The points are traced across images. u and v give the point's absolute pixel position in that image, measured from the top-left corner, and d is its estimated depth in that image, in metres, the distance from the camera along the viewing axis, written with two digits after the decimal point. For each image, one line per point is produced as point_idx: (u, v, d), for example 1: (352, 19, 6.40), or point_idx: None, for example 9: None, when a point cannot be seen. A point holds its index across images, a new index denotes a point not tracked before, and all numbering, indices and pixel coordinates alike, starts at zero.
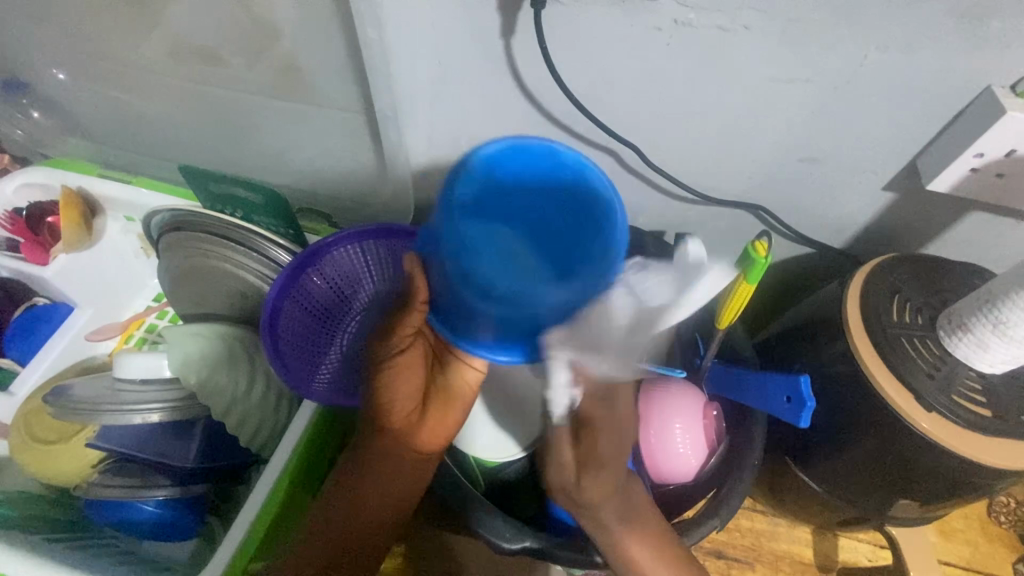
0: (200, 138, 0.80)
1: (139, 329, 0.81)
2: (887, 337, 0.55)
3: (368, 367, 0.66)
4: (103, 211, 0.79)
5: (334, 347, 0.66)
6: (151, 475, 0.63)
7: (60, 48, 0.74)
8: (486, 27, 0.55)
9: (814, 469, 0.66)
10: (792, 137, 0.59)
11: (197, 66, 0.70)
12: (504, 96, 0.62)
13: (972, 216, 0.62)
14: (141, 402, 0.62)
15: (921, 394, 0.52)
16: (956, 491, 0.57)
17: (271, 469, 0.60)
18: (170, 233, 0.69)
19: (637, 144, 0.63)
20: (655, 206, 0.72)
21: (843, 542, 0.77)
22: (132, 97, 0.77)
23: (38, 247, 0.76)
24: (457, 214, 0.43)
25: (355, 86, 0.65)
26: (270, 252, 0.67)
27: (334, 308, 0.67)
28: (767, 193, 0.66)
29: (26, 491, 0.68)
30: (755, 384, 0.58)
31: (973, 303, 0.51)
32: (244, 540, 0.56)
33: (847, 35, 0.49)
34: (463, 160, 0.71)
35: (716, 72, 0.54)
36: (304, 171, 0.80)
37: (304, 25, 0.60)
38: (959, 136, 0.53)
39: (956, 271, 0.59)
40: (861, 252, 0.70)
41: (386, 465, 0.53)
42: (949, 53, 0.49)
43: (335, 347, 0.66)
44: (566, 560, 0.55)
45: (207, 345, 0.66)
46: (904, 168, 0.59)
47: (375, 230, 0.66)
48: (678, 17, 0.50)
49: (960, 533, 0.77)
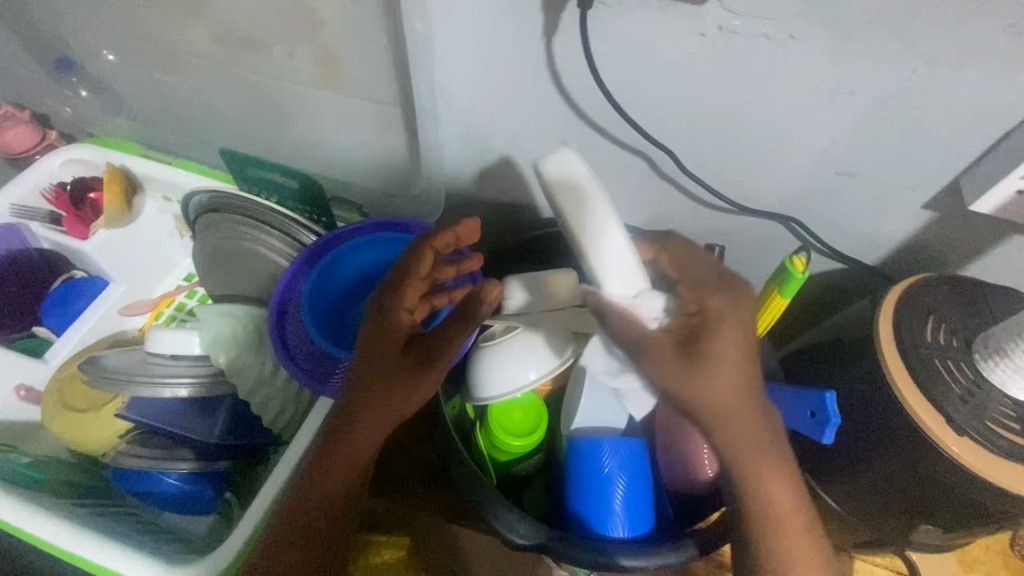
0: (239, 123, 0.82)
1: (169, 307, 0.83)
2: (919, 358, 0.54)
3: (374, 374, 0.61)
4: (142, 189, 0.81)
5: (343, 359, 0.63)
6: (175, 447, 0.64)
7: (111, 30, 0.76)
8: (528, 24, 0.55)
9: (837, 488, 0.65)
10: (832, 150, 0.58)
11: (240, 53, 0.71)
12: (541, 95, 0.62)
13: (1013, 240, 0.61)
14: (172, 376, 0.64)
15: (953, 418, 0.51)
16: (981, 518, 0.55)
17: (298, 444, 0.63)
18: (208, 214, 0.70)
19: (673, 148, 0.63)
20: (684, 213, 0.71)
21: (859, 565, 0.75)
22: (177, 80, 0.79)
23: (79, 222, 0.79)
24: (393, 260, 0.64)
25: (394, 78, 0.66)
26: (302, 238, 0.70)
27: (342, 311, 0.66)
28: (801, 206, 0.65)
29: (52, 455, 0.69)
30: (778, 399, 0.58)
31: (1012, 328, 0.50)
32: (264, 514, 0.59)
33: (897, 48, 0.48)
34: (496, 157, 0.72)
35: (758, 81, 0.54)
36: (337, 161, 0.81)
37: (348, 16, 0.61)
38: (1007, 156, 0.51)
39: (996, 296, 0.58)
40: (894, 270, 0.68)
41: (368, 417, 0.50)
42: (1000, 71, 0.47)
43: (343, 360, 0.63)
44: (582, 561, 0.54)
45: (238, 325, 0.68)
46: (946, 187, 0.58)
47: (358, 229, 0.67)
48: (723, 24, 0.50)
49: (981, 564, 0.75)
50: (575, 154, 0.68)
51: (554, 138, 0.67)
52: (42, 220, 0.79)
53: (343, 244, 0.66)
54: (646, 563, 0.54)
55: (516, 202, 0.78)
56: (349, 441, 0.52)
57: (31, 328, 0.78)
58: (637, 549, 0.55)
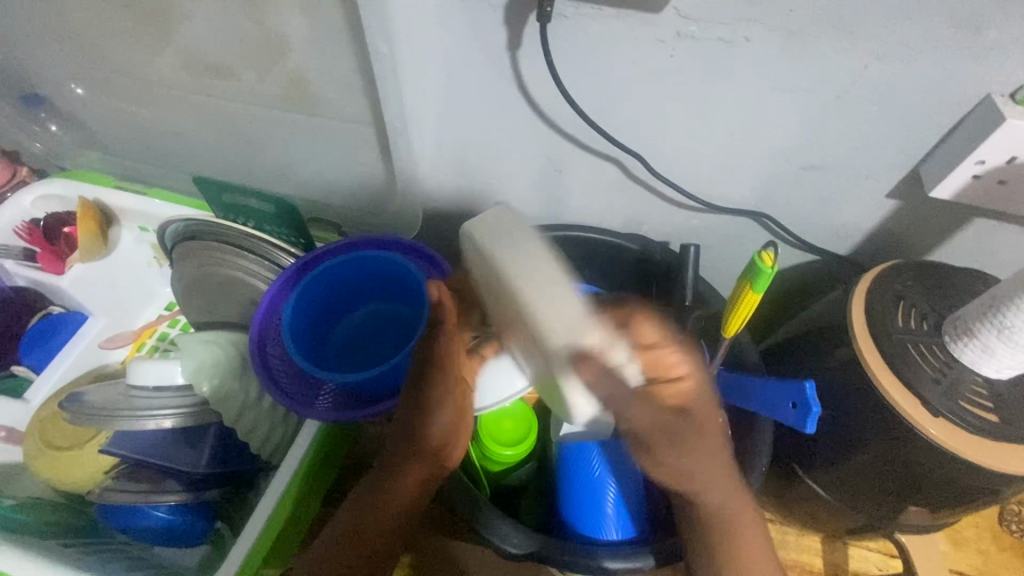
0: (212, 149, 0.82)
1: (151, 337, 0.82)
2: (891, 342, 0.55)
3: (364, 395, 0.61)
4: (118, 221, 0.81)
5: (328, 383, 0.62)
6: (161, 479, 0.64)
7: (80, 65, 0.76)
8: (492, 40, 0.56)
9: (823, 476, 0.66)
10: (794, 146, 0.60)
11: (210, 80, 0.72)
12: (510, 107, 0.63)
13: (975, 224, 0.63)
14: (155, 407, 0.63)
15: (927, 400, 0.53)
16: (964, 496, 0.56)
17: (285, 469, 0.62)
18: (184, 242, 0.70)
19: (642, 153, 0.64)
20: (658, 215, 0.72)
21: (853, 551, 0.76)
22: (148, 111, 0.79)
23: (55, 257, 0.78)
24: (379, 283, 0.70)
25: (364, 96, 0.67)
26: (281, 260, 0.69)
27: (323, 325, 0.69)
28: (770, 202, 0.67)
29: (39, 497, 0.68)
30: (759, 391, 0.59)
31: (978, 308, 0.51)
32: (254, 544, 0.58)
33: (847, 45, 0.50)
34: (470, 170, 0.72)
35: (719, 83, 0.55)
36: (313, 183, 0.81)
37: (315, 40, 0.62)
38: (960, 143, 0.53)
39: (962, 279, 0.59)
40: (864, 259, 0.70)
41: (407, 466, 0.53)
42: (948, 61, 0.49)
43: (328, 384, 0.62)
44: (579, 567, 0.54)
45: (220, 352, 0.67)
46: (906, 175, 0.60)
47: (334, 250, 0.67)
48: (680, 30, 0.52)
49: (971, 542, 0.77)
50: (548, 162, 0.69)
51: (525, 149, 0.68)
52: (16, 257, 0.79)
53: (323, 264, 0.66)
54: (642, 564, 0.54)
55: None
56: (392, 488, 0.53)
57: (10, 367, 0.77)
58: (631, 551, 0.55)
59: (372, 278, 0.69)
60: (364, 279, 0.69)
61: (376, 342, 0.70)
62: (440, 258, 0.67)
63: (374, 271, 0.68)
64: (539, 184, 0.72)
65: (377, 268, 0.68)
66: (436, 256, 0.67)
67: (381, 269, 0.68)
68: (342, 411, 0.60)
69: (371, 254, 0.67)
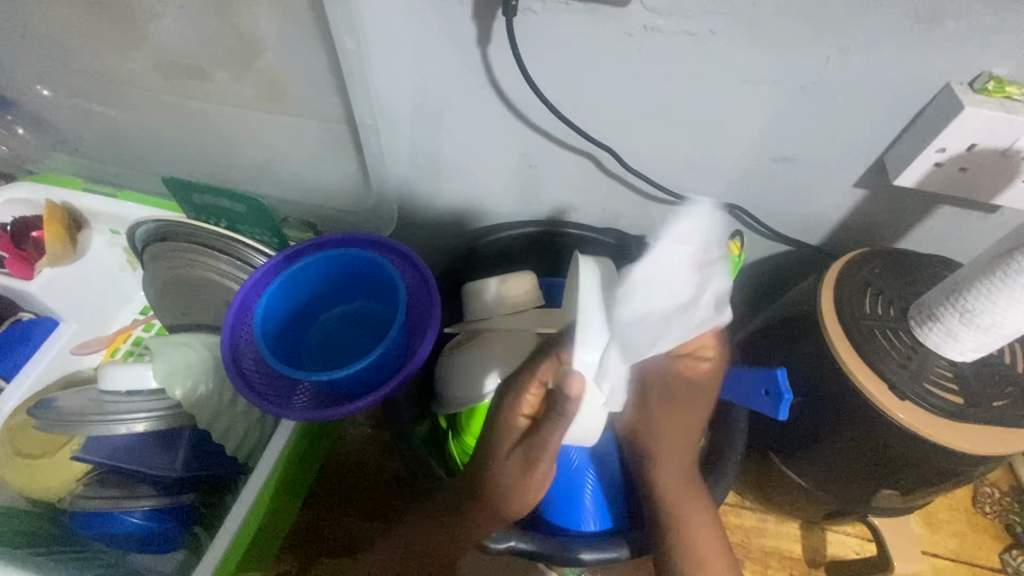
0: (187, 150, 0.81)
1: (125, 342, 0.81)
2: (859, 329, 0.56)
3: (339, 396, 0.61)
4: (88, 224, 0.80)
5: (302, 388, 0.62)
6: (134, 485, 0.63)
7: (45, 66, 0.75)
8: (462, 35, 0.56)
9: (800, 464, 0.67)
10: (764, 138, 0.61)
11: (180, 80, 0.71)
12: (483, 104, 0.63)
13: (941, 211, 0.64)
14: (126, 411, 0.62)
15: (895, 385, 0.54)
16: (935, 479, 0.58)
17: (262, 471, 0.62)
18: (156, 244, 0.70)
19: (615, 147, 0.65)
20: (634, 209, 0.73)
21: (831, 536, 0.78)
22: (118, 111, 0.78)
23: (22, 261, 0.76)
24: (364, 284, 0.70)
25: (337, 94, 0.66)
26: (254, 260, 0.68)
27: (296, 326, 0.69)
28: (744, 192, 0.67)
29: (10, 506, 0.67)
30: (733, 378, 0.59)
31: (941, 293, 0.52)
32: (228, 550, 0.58)
33: (810, 38, 0.51)
34: (445, 167, 0.72)
35: (687, 77, 0.56)
36: (288, 183, 0.80)
37: (285, 38, 0.62)
38: (922, 133, 0.54)
39: (927, 264, 0.61)
40: (835, 248, 0.71)
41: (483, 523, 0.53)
42: (908, 51, 0.50)
43: (302, 388, 0.61)
44: (557, 559, 0.54)
45: (192, 354, 0.66)
46: (871, 165, 0.61)
47: (307, 248, 0.66)
48: (647, 23, 0.52)
49: (947, 524, 0.78)
50: (523, 158, 0.69)
51: (500, 145, 0.68)
52: None
53: (296, 262, 0.65)
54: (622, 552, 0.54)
55: (469, 212, 0.78)
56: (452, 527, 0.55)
57: None
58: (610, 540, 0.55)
59: (348, 277, 0.69)
60: (343, 278, 0.69)
61: (354, 340, 0.70)
62: (418, 255, 0.66)
63: (351, 270, 0.68)
64: (515, 180, 0.72)
65: (357, 268, 0.67)
66: (412, 253, 0.67)
67: (357, 267, 0.68)
68: (316, 411, 0.59)
69: (346, 252, 0.66)
